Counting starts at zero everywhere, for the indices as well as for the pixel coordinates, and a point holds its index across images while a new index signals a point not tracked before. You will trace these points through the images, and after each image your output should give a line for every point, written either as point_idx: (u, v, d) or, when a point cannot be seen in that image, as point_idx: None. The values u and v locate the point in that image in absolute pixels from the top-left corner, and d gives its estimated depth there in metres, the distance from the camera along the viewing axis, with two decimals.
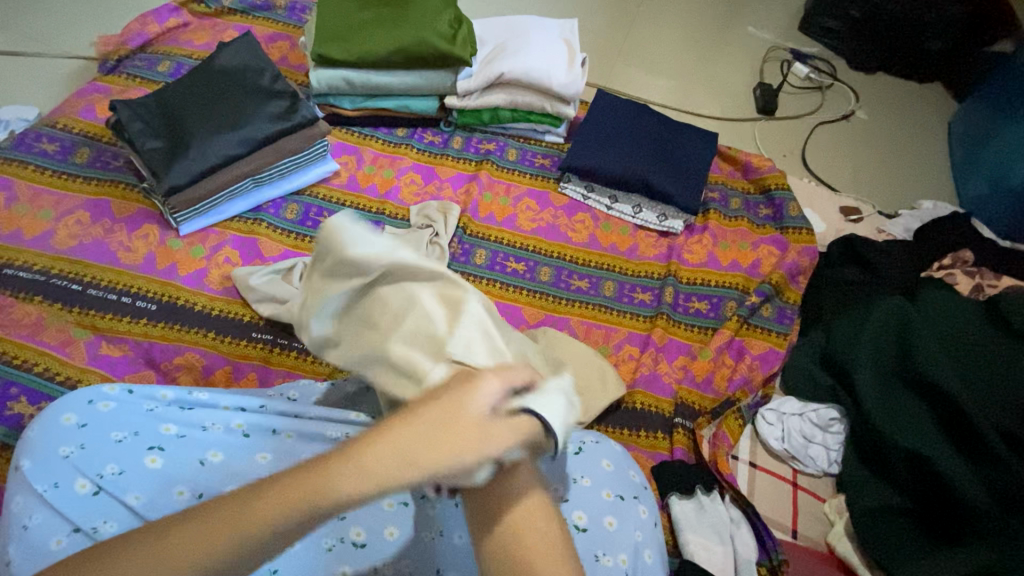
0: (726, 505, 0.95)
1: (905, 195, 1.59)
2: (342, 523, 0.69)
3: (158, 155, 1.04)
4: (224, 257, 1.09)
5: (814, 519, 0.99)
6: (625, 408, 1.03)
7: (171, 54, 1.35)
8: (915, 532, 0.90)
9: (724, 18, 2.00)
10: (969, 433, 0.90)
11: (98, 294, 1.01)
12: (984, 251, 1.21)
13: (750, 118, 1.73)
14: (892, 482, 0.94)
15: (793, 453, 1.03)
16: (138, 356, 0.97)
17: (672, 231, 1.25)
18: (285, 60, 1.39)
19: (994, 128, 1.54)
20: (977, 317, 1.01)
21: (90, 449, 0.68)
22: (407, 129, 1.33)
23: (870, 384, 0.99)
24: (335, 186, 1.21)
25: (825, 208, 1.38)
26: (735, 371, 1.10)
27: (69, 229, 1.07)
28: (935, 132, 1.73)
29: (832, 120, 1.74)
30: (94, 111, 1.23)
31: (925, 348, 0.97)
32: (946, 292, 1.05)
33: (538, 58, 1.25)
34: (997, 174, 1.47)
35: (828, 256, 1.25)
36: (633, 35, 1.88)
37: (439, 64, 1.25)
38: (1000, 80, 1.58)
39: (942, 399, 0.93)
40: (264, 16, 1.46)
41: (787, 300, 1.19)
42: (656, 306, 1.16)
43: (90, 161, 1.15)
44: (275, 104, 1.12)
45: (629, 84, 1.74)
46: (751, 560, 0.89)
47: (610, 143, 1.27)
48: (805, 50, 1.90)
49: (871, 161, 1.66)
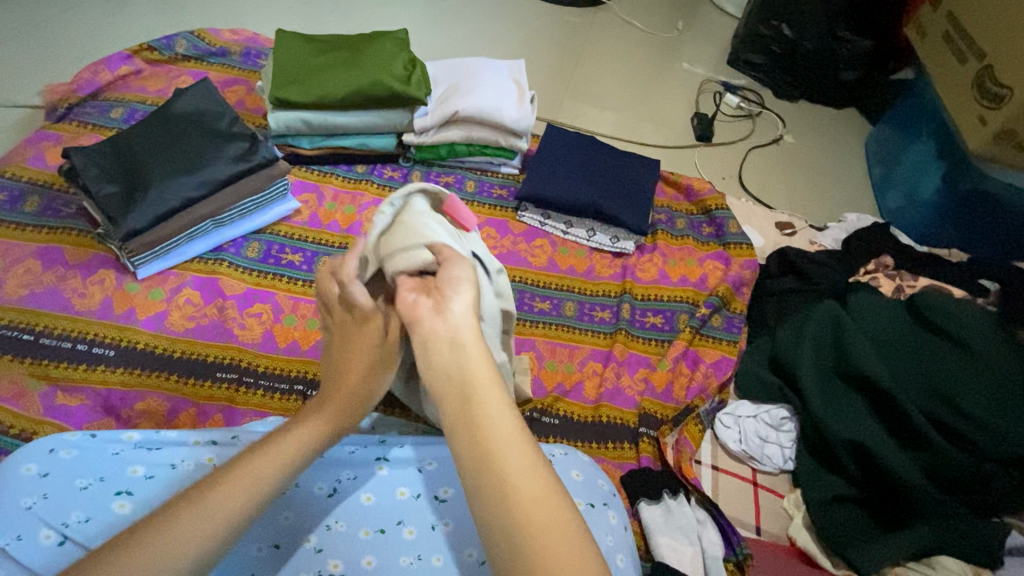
0: (692, 506, 0.98)
1: (832, 209, 1.75)
2: (319, 554, 0.70)
3: (116, 201, 1.04)
4: (185, 298, 1.08)
5: (775, 516, 1.03)
6: (576, 420, 1.07)
7: (124, 101, 1.35)
8: (865, 517, 0.97)
9: (662, 55, 2.17)
10: (902, 422, 0.99)
11: (51, 342, 0.99)
12: (902, 257, 1.34)
13: (690, 144, 1.87)
14: (843, 475, 1.01)
15: (751, 453, 1.08)
16: (96, 406, 0.95)
17: (625, 251, 1.33)
18: (242, 104, 1.42)
19: (904, 148, 1.72)
20: (899, 315, 1.11)
21: (54, 497, 0.66)
22: (367, 166, 1.38)
23: (813, 382, 1.07)
24: (296, 224, 1.24)
25: (763, 224, 1.49)
26: (693, 379, 1.16)
27: (18, 278, 1.04)
28: (853, 152, 1.92)
29: (763, 145, 1.90)
30: (44, 159, 1.22)
31: (859, 347, 1.05)
32: (874, 296, 1.16)
33: (490, 97, 1.32)
34: (910, 188, 1.64)
35: (768, 268, 1.35)
36: (580, 73, 2.02)
37: (396, 104, 1.30)
38: (905, 103, 1.77)
39: (877, 391, 1.02)
40: (219, 62, 1.49)
41: (734, 309, 1.28)
42: (615, 323, 1.22)
43: (40, 210, 1.13)
44: (234, 146, 1.13)
45: (577, 118, 1.86)
46: (718, 556, 0.92)
47: (561, 172, 1.34)
48: (735, 82, 2.09)
49: (800, 179, 1.82)
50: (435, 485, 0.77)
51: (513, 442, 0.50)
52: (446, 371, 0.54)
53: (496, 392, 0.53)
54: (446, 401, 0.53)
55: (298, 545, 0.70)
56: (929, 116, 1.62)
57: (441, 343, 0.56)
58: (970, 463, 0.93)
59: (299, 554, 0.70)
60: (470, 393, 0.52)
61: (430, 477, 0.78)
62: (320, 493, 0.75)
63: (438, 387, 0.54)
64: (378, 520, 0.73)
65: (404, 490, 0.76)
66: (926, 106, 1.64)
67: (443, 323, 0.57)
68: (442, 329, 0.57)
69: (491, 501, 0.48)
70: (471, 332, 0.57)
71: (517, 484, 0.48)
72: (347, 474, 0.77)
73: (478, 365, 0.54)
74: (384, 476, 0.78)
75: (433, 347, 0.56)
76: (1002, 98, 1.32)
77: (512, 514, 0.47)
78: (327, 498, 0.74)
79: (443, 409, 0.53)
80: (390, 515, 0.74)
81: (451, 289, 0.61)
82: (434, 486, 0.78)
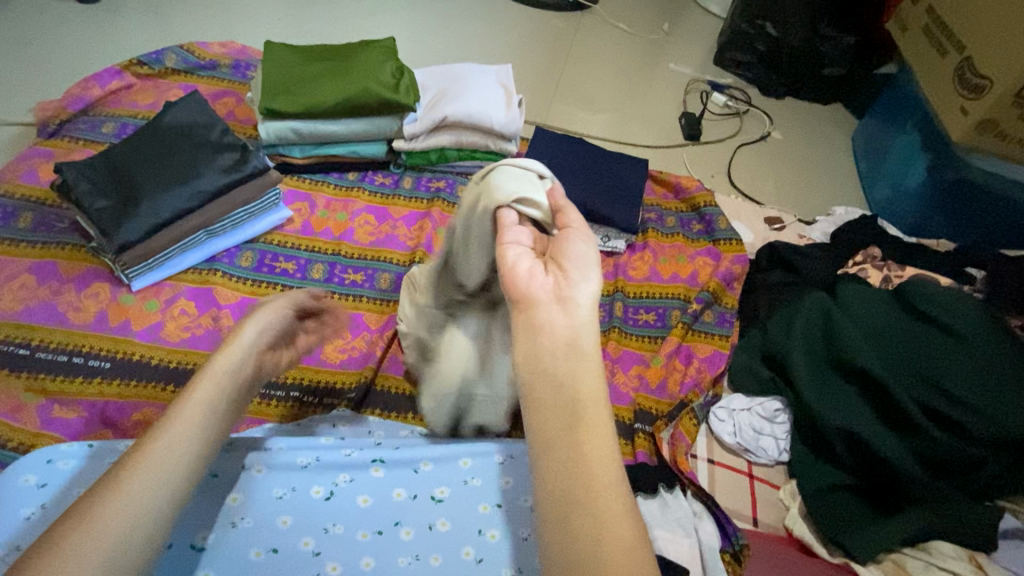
0: (689, 499, 0.99)
1: (821, 203, 1.77)
2: (317, 557, 0.70)
3: (108, 214, 1.04)
4: (179, 309, 1.09)
5: (772, 507, 1.04)
6: None
7: (115, 115, 1.36)
8: (860, 504, 0.98)
9: (649, 57, 2.19)
10: (894, 410, 1.00)
11: (47, 356, 1.00)
12: (890, 248, 1.35)
13: (679, 143, 1.89)
14: (835, 462, 1.02)
15: (745, 446, 1.09)
16: (94, 417, 0.95)
17: (616, 250, 1.35)
18: (233, 115, 1.43)
19: (889, 141, 1.74)
20: (888, 304, 1.13)
21: (52, 508, 0.67)
22: (358, 173, 1.39)
23: (805, 373, 1.09)
24: (289, 233, 1.25)
25: (752, 219, 1.51)
26: (687, 374, 1.17)
27: (13, 293, 1.05)
28: (840, 147, 1.94)
29: (751, 142, 1.92)
30: (37, 175, 1.22)
31: (849, 337, 1.07)
32: (862, 287, 1.17)
33: (479, 101, 1.34)
34: (897, 180, 1.66)
35: (758, 262, 1.36)
36: (569, 76, 2.04)
37: (385, 112, 1.31)
38: (889, 96, 1.79)
39: (868, 379, 1.03)
40: (209, 75, 1.51)
41: (726, 304, 1.29)
42: (608, 321, 1.23)
43: (34, 225, 1.14)
44: (225, 156, 1.15)
45: (567, 120, 1.88)
46: (715, 547, 0.93)
47: (550, 173, 1.35)
48: (721, 81, 2.11)
49: (789, 175, 1.84)
50: (431, 485, 0.78)
51: (614, 482, 0.45)
52: (554, 378, 0.49)
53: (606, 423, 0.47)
54: (554, 411, 0.47)
55: (297, 549, 0.71)
56: (912, 108, 1.65)
57: (556, 343, 0.50)
58: (962, 447, 0.95)
59: (298, 558, 0.70)
60: (579, 417, 0.47)
61: (427, 477, 0.79)
62: (317, 497, 0.75)
63: (542, 392, 0.48)
64: (376, 521, 0.74)
65: (401, 491, 0.77)
66: (909, 99, 1.67)
67: (565, 318, 0.51)
68: (563, 326, 0.51)
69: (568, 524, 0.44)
70: (591, 342, 0.51)
71: (610, 533, 0.44)
72: (343, 477, 0.78)
73: (593, 384, 0.48)
74: (380, 478, 0.78)
75: (548, 349, 0.50)
76: (982, 89, 1.35)
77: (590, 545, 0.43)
78: (324, 502, 0.75)
79: (544, 417, 0.48)
80: (386, 516, 0.75)
81: (577, 267, 0.55)
82: (430, 486, 0.78)
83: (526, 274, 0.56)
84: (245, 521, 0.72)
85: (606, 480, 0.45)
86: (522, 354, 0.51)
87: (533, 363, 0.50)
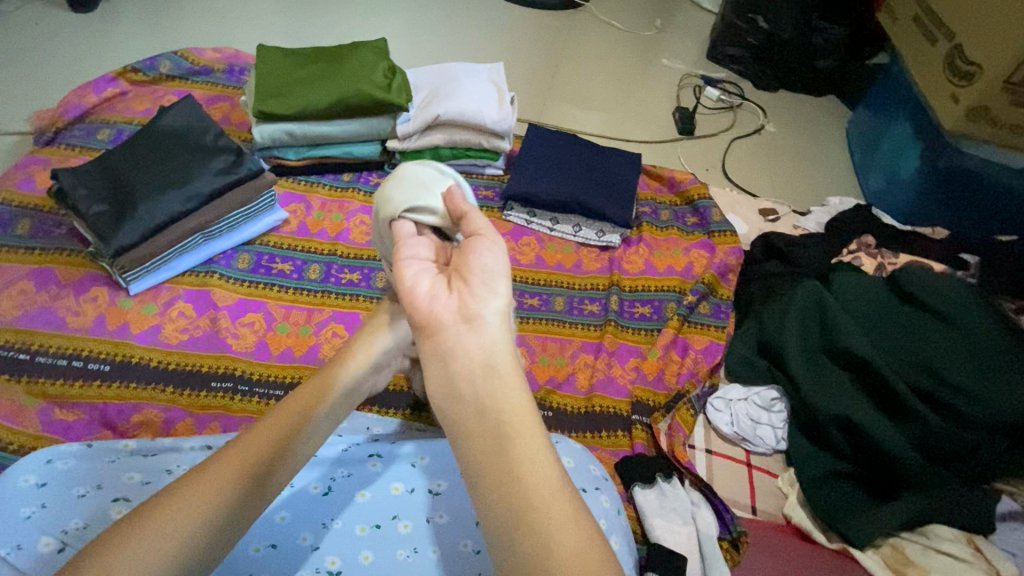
0: (686, 489, 0.99)
1: (816, 194, 1.77)
2: (316, 551, 0.71)
3: (104, 219, 1.05)
4: (177, 311, 1.10)
5: (770, 495, 1.04)
6: (571, 412, 1.09)
7: (111, 122, 1.37)
8: (857, 490, 0.99)
9: (642, 53, 2.20)
10: (889, 396, 1.00)
11: (48, 360, 1.00)
12: (884, 236, 1.35)
13: (674, 138, 1.89)
14: (832, 449, 1.02)
15: (743, 435, 1.09)
16: (94, 420, 0.96)
17: (611, 244, 1.35)
18: (227, 119, 1.44)
19: (882, 130, 1.74)
20: (882, 292, 1.13)
21: (53, 506, 0.67)
22: (353, 174, 1.40)
23: (800, 362, 1.09)
24: (285, 234, 1.25)
25: (746, 211, 1.51)
26: (683, 366, 1.17)
27: (12, 299, 1.06)
28: (834, 138, 1.95)
29: (745, 135, 1.93)
30: (34, 182, 1.23)
31: (843, 324, 1.07)
32: (855, 275, 1.18)
33: (471, 100, 1.35)
34: (891, 170, 1.67)
35: (753, 253, 1.37)
36: (562, 74, 2.04)
37: (378, 112, 1.32)
38: (881, 86, 1.79)
39: (862, 366, 1.04)
40: (203, 80, 1.52)
41: (720, 296, 1.30)
42: (604, 315, 1.23)
43: (32, 232, 1.15)
44: (220, 159, 1.15)
45: (561, 118, 1.89)
46: (714, 535, 0.92)
47: (545, 170, 1.36)
48: (715, 75, 2.12)
49: (784, 167, 1.85)
50: (428, 478, 0.79)
51: (552, 482, 0.44)
52: (467, 398, 0.47)
53: (536, 435, 0.45)
54: (475, 438, 0.46)
55: (296, 544, 0.71)
56: (905, 97, 1.65)
57: (471, 366, 0.47)
58: (956, 431, 0.95)
59: (297, 553, 0.71)
60: (504, 427, 0.45)
61: (425, 470, 0.80)
62: (315, 492, 0.76)
63: (464, 416, 0.46)
64: (374, 515, 0.75)
65: (398, 484, 0.78)
66: (901, 89, 1.67)
67: (474, 339, 0.48)
68: (474, 345, 0.48)
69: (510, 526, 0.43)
70: (507, 353, 0.49)
71: (557, 533, 0.42)
72: (341, 472, 0.78)
73: (518, 397, 0.47)
74: (377, 472, 0.79)
75: (460, 370, 0.47)
76: (972, 76, 1.35)
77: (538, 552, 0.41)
78: (322, 496, 0.76)
79: (468, 436, 0.46)
80: (384, 510, 0.75)
81: (483, 283, 0.52)
82: (428, 479, 0.79)
83: (425, 295, 0.52)
84: None
85: (544, 484, 0.43)
86: (434, 378, 0.48)
87: (439, 390, 0.48)
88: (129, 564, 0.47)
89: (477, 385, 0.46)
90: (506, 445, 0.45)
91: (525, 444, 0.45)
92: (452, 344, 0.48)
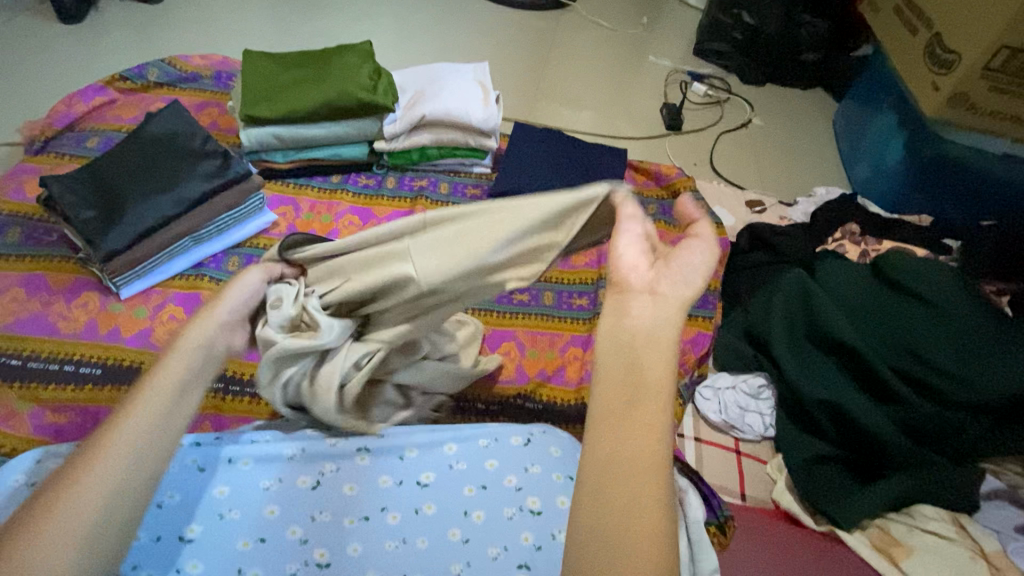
0: (674, 475, 0.98)
1: (805, 185, 1.78)
2: (305, 544, 0.72)
3: (93, 224, 1.06)
4: (168, 314, 1.11)
5: (760, 482, 1.05)
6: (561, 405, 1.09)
7: (100, 130, 1.38)
8: (845, 473, 1.00)
9: (630, 51, 2.22)
10: (874, 379, 1.02)
11: (39, 365, 1.01)
12: (869, 223, 1.37)
13: (662, 134, 1.91)
14: (820, 434, 1.04)
15: (731, 423, 1.10)
16: (85, 422, 0.97)
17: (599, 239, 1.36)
18: (215, 125, 1.45)
19: (867, 121, 1.76)
20: (865, 277, 1.14)
21: None
22: (341, 176, 1.41)
23: (786, 350, 1.11)
24: (274, 236, 1.26)
25: (734, 203, 1.53)
26: (672, 355, 1.15)
27: (3, 306, 1.07)
28: (821, 130, 1.97)
29: (732, 130, 1.94)
30: (24, 191, 1.24)
31: (827, 310, 1.08)
32: (839, 262, 1.19)
33: (456, 99, 1.36)
34: (878, 159, 1.68)
35: (740, 244, 1.38)
36: (550, 74, 2.06)
37: (364, 113, 1.33)
38: (866, 77, 1.81)
39: (846, 351, 1.05)
40: (192, 86, 1.53)
41: (709, 286, 1.28)
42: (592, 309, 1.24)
43: (23, 239, 1.16)
44: (207, 163, 1.17)
45: (550, 117, 1.90)
46: (700, 518, 0.91)
47: (532, 167, 1.37)
48: (702, 71, 2.13)
49: (772, 159, 1.86)
50: (417, 471, 0.79)
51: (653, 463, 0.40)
52: (622, 348, 0.45)
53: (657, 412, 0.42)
54: (610, 387, 0.44)
55: (285, 538, 0.72)
56: (888, 87, 1.66)
57: (635, 331, 0.45)
58: (940, 412, 0.96)
59: (285, 546, 0.72)
60: (639, 397, 0.43)
61: (414, 462, 0.80)
62: (304, 486, 0.77)
63: (604, 365, 0.45)
64: (362, 508, 0.76)
65: (387, 477, 0.79)
66: (884, 79, 1.69)
67: (648, 310, 0.47)
68: (647, 314, 0.46)
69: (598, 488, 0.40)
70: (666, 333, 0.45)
71: (634, 508, 0.39)
72: (329, 466, 0.79)
73: (655, 375, 0.44)
74: (366, 466, 0.79)
75: (616, 332, 0.46)
76: (952, 64, 1.36)
77: (612, 524, 0.39)
78: (311, 490, 0.76)
79: (600, 391, 0.44)
80: (373, 502, 0.76)
81: (680, 272, 0.49)
82: (417, 471, 0.79)
83: (630, 261, 0.50)
84: (234, 512, 0.73)
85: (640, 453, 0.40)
86: (602, 326, 0.47)
87: (604, 340, 0.46)
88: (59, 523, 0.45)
89: (621, 343, 0.45)
90: (631, 408, 0.42)
91: (642, 417, 0.42)
92: (631, 309, 0.47)
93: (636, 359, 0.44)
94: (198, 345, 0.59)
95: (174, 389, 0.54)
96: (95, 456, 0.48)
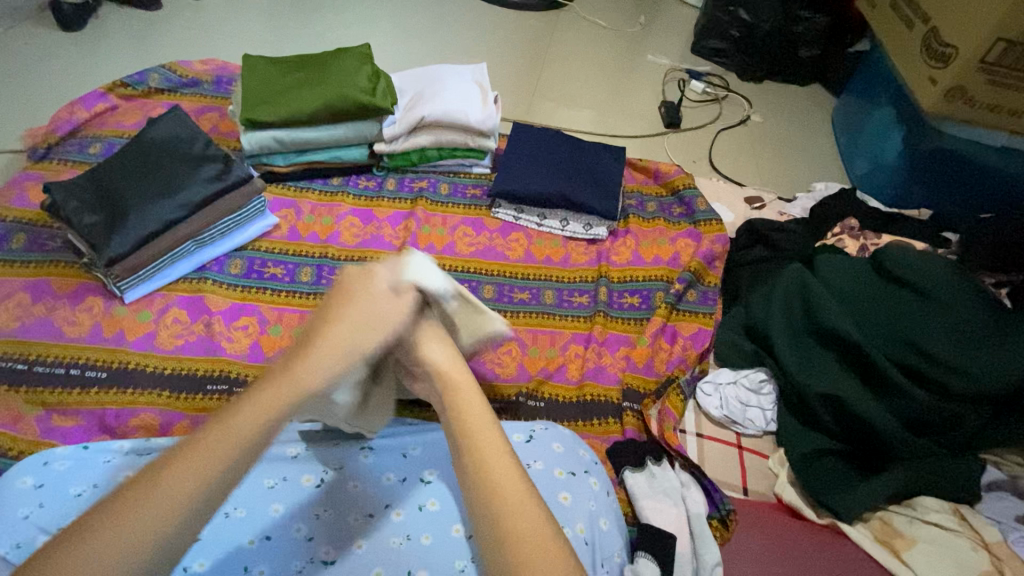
0: (676, 471, 1.01)
1: (803, 181, 1.79)
2: (310, 542, 0.72)
3: (97, 230, 1.07)
4: (172, 317, 1.12)
5: (762, 476, 1.06)
6: (562, 401, 1.10)
7: (102, 137, 1.39)
8: (845, 466, 1.00)
9: (627, 50, 2.22)
10: (873, 372, 1.02)
11: (44, 369, 1.02)
12: (867, 218, 1.37)
13: (661, 132, 1.91)
14: (821, 429, 1.03)
15: (732, 418, 1.11)
16: (91, 425, 0.98)
17: (598, 237, 1.37)
18: (216, 130, 1.46)
19: (865, 116, 1.76)
20: (863, 271, 1.14)
21: (48, 506, 0.70)
22: (342, 178, 1.42)
23: (786, 344, 1.11)
24: (276, 238, 1.27)
25: (732, 200, 1.53)
26: (672, 353, 1.19)
27: (9, 312, 1.08)
28: (819, 125, 1.97)
29: (731, 127, 1.95)
30: (27, 198, 1.26)
31: (827, 305, 1.08)
32: (837, 257, 1.19)
33: (454, 100, 1.37)
34: (876, 153, 1.68)
35: (738, 241, 1.39)
36: (548, 74, 2.07)
37: (363, 116, 1.34)
38: (863, 72, 1.81)
39: (846, 344, 1.05)
40: (192, 92, 1.54)
41: (708, 283, 1.31)
42: (593, 306, 1.25)
43: (27, 245, 1.17)
44: (209, 166, 1.18)
45: (549, 116, 1.91)
46: (702, 513, 0.94)
47: (531, 166, 1.38)
48: (699, 69, 2.14)
49: (770, 156, 1.87)
50: (420, 468, 0.81)
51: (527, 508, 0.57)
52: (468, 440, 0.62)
53: (516, 479, 0.59)
54: (466, 467, 0.61)
55: (290, 536, 0.73)
56: (886, 83, 1.67)
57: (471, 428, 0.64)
58: (938, 403, 0.97)
59: (290, 543, 0.72)
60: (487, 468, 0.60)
61: (416, 461, 0.82)
62: (309, 485, 0.78)
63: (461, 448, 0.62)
64: (366, 505, 0.76)
65: (390, 475, 0.80)
66: (882, 74, 1.69)
67: (477, 407, 0.66)
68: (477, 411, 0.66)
69: (492, 525, 0.56)
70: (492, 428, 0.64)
71: (522, 531, 0.55)
72: (333, 465, 0.80)
73: (501, 452, 0.61)
74: (369, 464, 0.81)
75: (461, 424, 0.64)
76: (949, 57, 1.36)
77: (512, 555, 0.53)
78: (316, 489, 0.78)
79: (465, 478, 0.60)
80: (377, 500, 0.77)
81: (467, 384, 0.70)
82: (419, 469, 0.81)
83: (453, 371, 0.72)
84: (238, 511, 0.74)
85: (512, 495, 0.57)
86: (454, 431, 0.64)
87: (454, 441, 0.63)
88: (133, 522, 0.50)
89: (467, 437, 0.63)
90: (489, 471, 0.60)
91: (501, 472, 0.59)
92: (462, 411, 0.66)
93: (483, 444, 0.62)
94: (284, 381, 0.63)
95: (267, 415, 0.60)
96: (184, 463, 0.54)
